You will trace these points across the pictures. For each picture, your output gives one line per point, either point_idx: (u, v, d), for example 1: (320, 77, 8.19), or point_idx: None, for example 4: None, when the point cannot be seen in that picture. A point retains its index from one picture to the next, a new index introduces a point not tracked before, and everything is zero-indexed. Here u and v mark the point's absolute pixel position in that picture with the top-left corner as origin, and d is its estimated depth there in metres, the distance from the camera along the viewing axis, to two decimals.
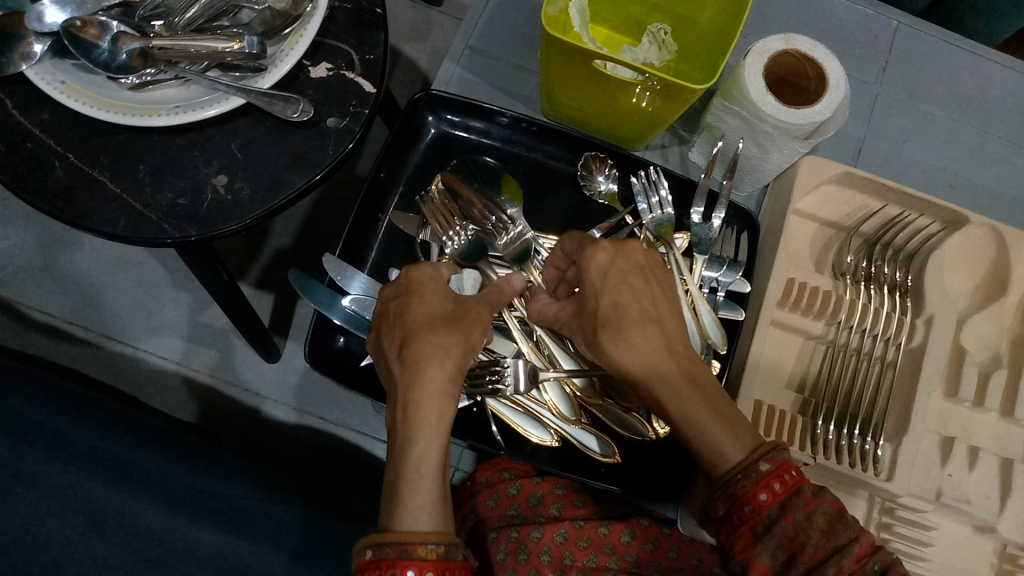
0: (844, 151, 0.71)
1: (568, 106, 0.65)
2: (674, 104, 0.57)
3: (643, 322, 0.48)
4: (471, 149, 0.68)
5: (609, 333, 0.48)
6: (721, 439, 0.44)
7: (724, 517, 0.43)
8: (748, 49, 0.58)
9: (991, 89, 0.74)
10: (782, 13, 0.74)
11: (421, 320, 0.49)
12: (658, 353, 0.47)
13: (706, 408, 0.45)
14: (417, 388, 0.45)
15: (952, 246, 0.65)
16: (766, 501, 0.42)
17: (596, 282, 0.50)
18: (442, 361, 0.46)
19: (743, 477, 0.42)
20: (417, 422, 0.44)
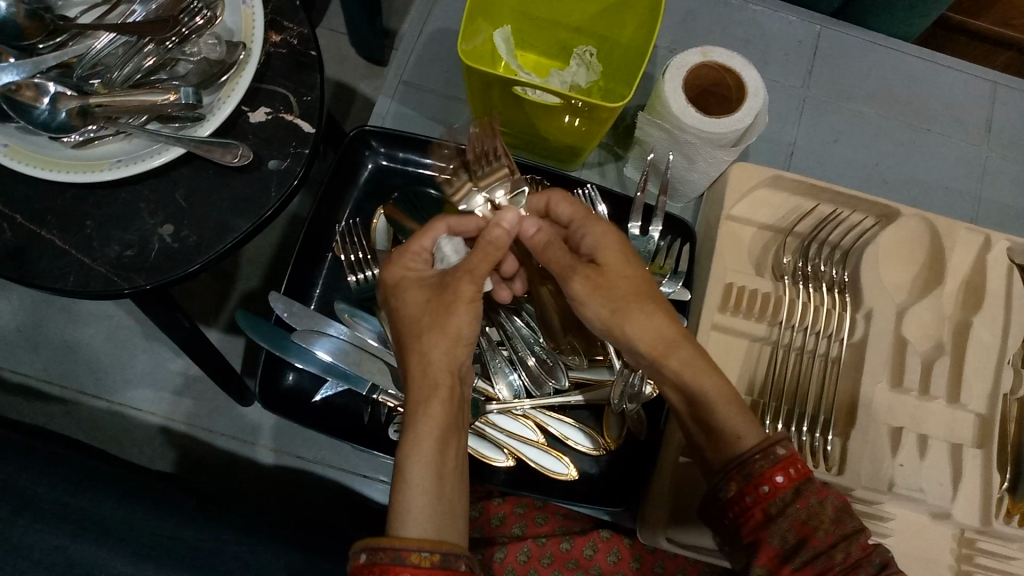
0: (776, 156, 0.73)
1: (503, 130, 0.67)
2: (598, 124, 0.59)
3: (648, 305, 0.51)
4: (412, 180, 0.69)
5: (620, 314, 0.51)
6: (745, 426, 0.48)
7: (735, 501, 0.48)
8: (666, 65, 0.60)
9: (917, 83, 0.76)
10: (707, 26, 0.77)
11: (411, 322, 0.50)
12: (665, 335, 0.50)
13: (719, 389, 0.49)
14: (414, 394, 0.47)
15: (886, 238, 0.67)
16: (782, 484, 0.46)
17: (614, 266, 0.52)
18: (427, 371, 0.47)
19: (761, 458, 0.46)
20: (410, 428, 0.45)
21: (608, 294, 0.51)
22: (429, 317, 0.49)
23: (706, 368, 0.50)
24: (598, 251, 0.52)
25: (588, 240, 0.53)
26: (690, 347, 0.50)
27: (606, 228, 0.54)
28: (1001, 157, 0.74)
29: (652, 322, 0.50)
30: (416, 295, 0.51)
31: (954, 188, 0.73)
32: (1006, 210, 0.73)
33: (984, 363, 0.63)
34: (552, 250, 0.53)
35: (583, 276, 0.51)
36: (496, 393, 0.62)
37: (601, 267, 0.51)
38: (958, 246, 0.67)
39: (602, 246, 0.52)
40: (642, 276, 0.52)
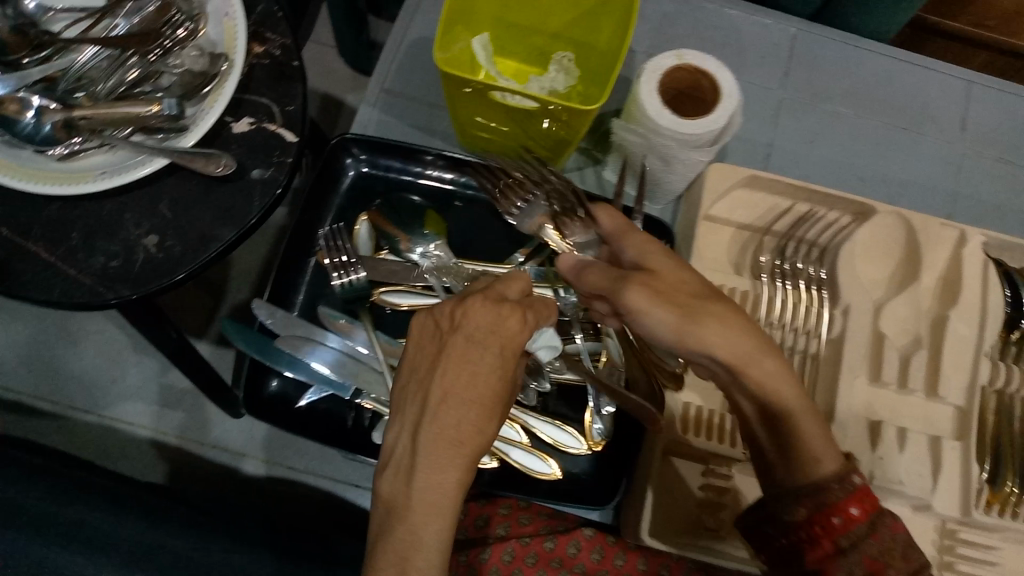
0: (753, 157, 0.74)
1: (483, 136, 0.67)
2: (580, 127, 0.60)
3: (714, 307, 0.48)
4: (392, 187, 0.69)
5: (687, 320, 0.47)
6: (825, 452, 0.50)
7: (803, 525, 0.50)
8: (642, 69, 0.61)
9: (892, 83, 0.77)
10: (682, 31, 0.78)
11: (457, 391, 0.44)
12: (740, 336, 0.47)
13: (809, 413, 0.50)
14: (434, 484, 0.42)
15: (864, 237, 0.67)
16: (857, 516, 0.49)
17: (669, 272, 0.49)
18: (472, 456, 0.43)
19: (838, 488, 0.49)
20: (421, 526, 0.41)
21: (671, 300, 0.47)
22: (491, 401, 0.45)
23: (789, 381, 0.49)
24: (643, 261, 0.50)
25: (630, 251, 0.51)
26: (771, 358, 0.49)
27: (644, 240, 0.51)
28: (976, 155, 0.75)
29: (727, 329, 0.47)
30: (488, 369, 0.45)
31: (930, 185, 0.74)
32: (981, 207, 0.74)
33: (961, 355, 0.64)
34: (592, 272, 0.50)
35: (637, 280, 0.47)
36: None
37: (657, 274, 0.48)
38: (933, 242, 0.67)
39: (649, 255, 0.50)
40: (691, 279, 0.49)
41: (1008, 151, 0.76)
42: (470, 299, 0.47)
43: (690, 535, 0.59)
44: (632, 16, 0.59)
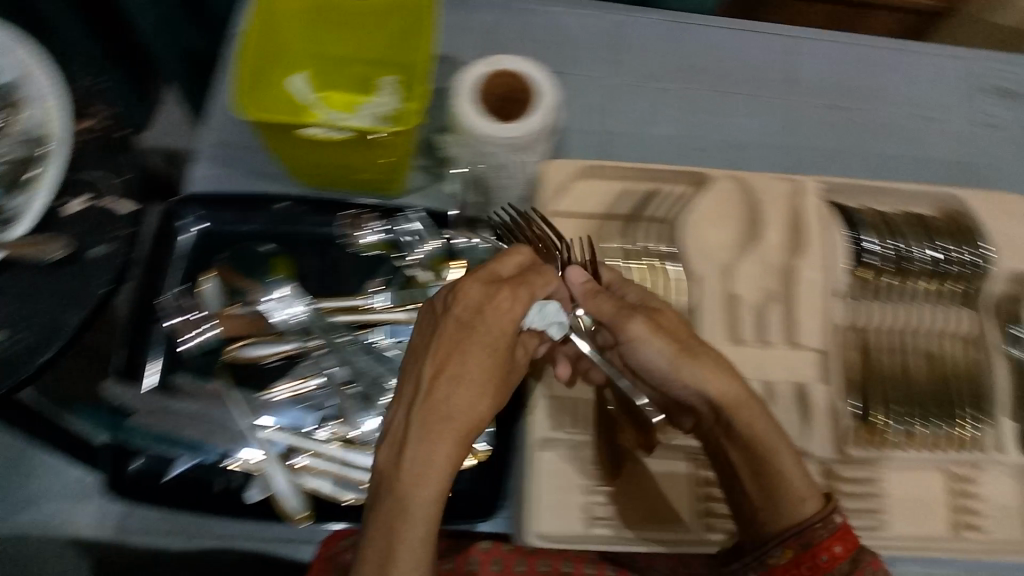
0: (591, 148, 0.72)
1: (315, 171, 0.65)
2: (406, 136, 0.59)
3: (707, 350, 0.57)
4: (239, 237, 0.68)
5: (687, 356, 0.57)
6: (807, 490, 0.54)
7: (789, 566, 0.53)
8: (457, 84, 0.62)
9: (720, 50, 0.76)
10: (510, 33, 0.73)
11: (455, 372, 0.51)
12: (731, 378, 0.56)
13: (787, 452, 0.55)
14: (429, 455, 0.48)
15: (707, 203, 0.69)
16: (840, 554, 0.52)
17: (668, 315, 0.59)
18: (463, 429, 0.50)
19: (822, 526, 0.52)
20: (415, 489, 0.47)
21: (671, 336, 0.57)
22: (485, 379, 0.51)
23: (766, 421, 0.56)
24: (644, 304, 0.60)
25: (630, 295, 0.61)
26: (756, 404, 0.56)
27: (644, 292, 0.62)
28: (811, 109, 0.75)
29: (718, 371, 0.56)
30: (481, 352, 0.52)
31: (768, 143, 0.73)
32: (818, 153, 0.74)
33: (814, 300, 0.66)
34: (598, 299, 0.60)
35: (645, 318, 0.58)
36: (354, 437, 0.64)
37: (659, 313, 0.59)
38: (771, 196, 0.69)
39: (648, 300, 0.60)
40: (688, 326, 0.59)
41: (838, 97, 0.75)
42: (468, 280, 0.53)
43: (581, 526, 0.61)
44: (429, 14, 0.59)
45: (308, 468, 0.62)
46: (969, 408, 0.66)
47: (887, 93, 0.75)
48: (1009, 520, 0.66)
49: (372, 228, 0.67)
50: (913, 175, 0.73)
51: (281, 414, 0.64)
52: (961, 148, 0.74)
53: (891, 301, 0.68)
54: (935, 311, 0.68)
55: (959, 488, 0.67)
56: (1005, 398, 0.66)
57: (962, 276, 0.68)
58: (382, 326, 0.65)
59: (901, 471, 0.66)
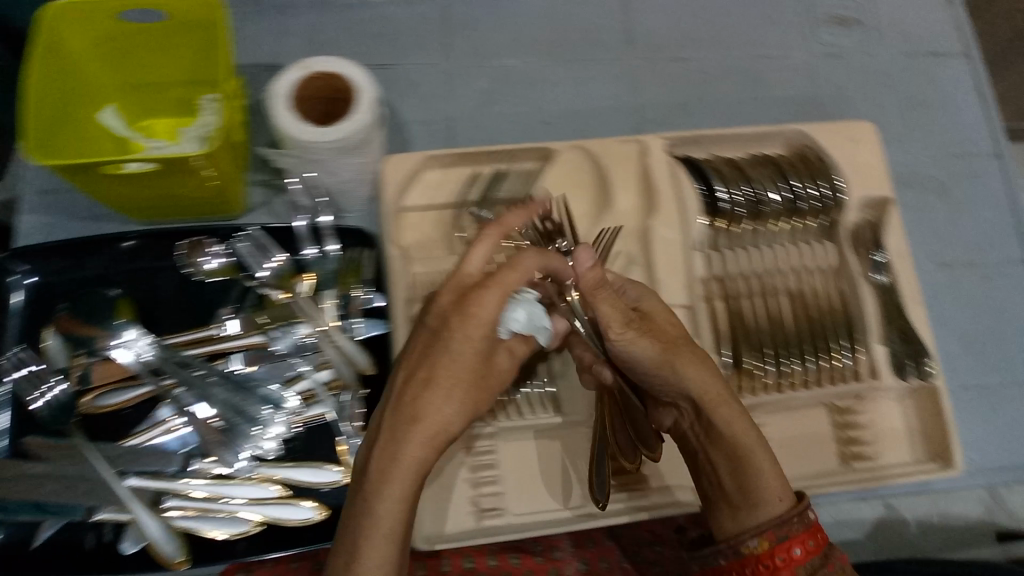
0: (435, 138, 0.70)
1: (144, 206, 0.63)
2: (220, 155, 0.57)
3: (693, 350, 0.57)
4: (77, 284, 0.66)
5: (677, 355, 0.55)
6: (782, 485, 0.53)
7: (759, 558, 0.51)
8: (269, 93, 0.60)
9: (554, 15, 0.74)
10: (332, 34, 0.71)
11: (434, 373, 0.49)
12: (708, 375, 0.56)
13: (768, 454, 0.54)
14: (401, 452, 0.46)
15: (554, 179, 0.69)
16: (812, 549, 0.51)
17: (660, 316, 0.58)
18: (436, 431, 0.47)
19: (798, 521, 0.51)
20: (382, 488, 0.45)
21: (660, 339, 0.56)
22: (462, 384, 0.49)
23: (739, 416, 0.55)
24: (638, 305, 0.59)
25: (632, 294, 0.60)
26: (729, 403, 0.55)
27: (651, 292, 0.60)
28: (651, 64, 0.73)
29: (699, 367, 0.55)
30: (464, 351, 0.49)
31: (612, 106, 0.72)
32: (663, 109, 0.73)
33: (673, 256, 0.66)
34: (600, 292, 0.55)
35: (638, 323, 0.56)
36: (229, 470, 0.63)
37: (650, 318, 0.58)
38: (620, 159, 0.68)
39: (642, 300, 0.59)
40: (679, 328, 0.58)
41: (677, 48, 0.74)
42: (450, 275, 0.51)
43: (471, 520, 0.61)
44: (220, 22, 0.56)
45: (182, 509, 0.62)
46: (843, 338, 0.65)
47: (726, 37, 0.74)
48: (896, 444, 0.66)
49: (212, 254, 0.66)
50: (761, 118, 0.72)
51: (142, 463, 0.62)
52: (809, 82, 0.73)
53: (746, 246, 0.68)
54: (794, 251, 0.68)
55: (841, 420, 0.66)
56: (874, 324, 0.66)
57: (816, 210, 0.68)
58: (236, 354, 0.65)
59: (785, 412, 0.66)
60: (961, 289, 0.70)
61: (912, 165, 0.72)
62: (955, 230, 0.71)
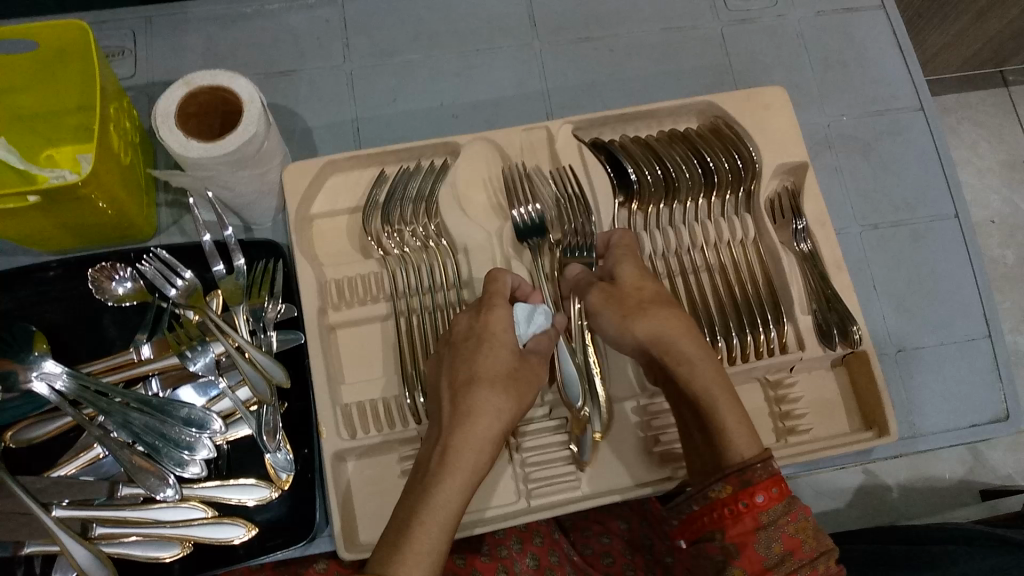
0: (343, 140, 0.72)
1: (50, 237, 0.66)
2: (106, 178, 0.60)
3: (666, 308, 0.55)
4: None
5: (641, 312, 0.55)
6: (748, 436, 0.51)
7: (725, 502, 0.49)
8: (153, 116, 0.59)
9: (452, 10, 0.77)
10: (230, 45, 0.74)
11: (487, 374, 0.53)
12: (679, 328, 0.55)
13: (735, 407, 0.52)
14: (460, 438, 0.51)
15: (459, 171, 0.67)
16: (774, 496, 0.49)
17: (630, 280, 0.57)
18: (496, 429, 0.52)
19: (762, 467, 0.49)
20: (447, 470, 0.50)
21: (622, 302, 0.56)
22: (509, 384, 0.54)
23: (710, 364, 0.54)
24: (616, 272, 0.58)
25: (611, 262, 0.59)
26: (706, 359, 0.54)
27: (632, 259, 0.58)
28: (553, 47, 0.76)
29: (668, 325, 0.54)
30: (505, 353, 0.55)
31: (520, 93, 0.75)
32: (571, 91, 0.75)
33: None
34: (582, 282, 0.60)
35: (601, 289, 0.57)
36: (156, 497, 0.61)
37: (619, 285, 0.57)
38: (527, 148, 0.69)
39: (620, 267, 0.58)
40: (656, 288, 0.57)
41: (582, 29, 0.77)
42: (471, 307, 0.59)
43: None
44: (92, 46, 0.61)
45: (111, 537, 0.61)
46: (768, 311, 0.63)
47: (628, 17, 0.78)
48: (831, 414, 0.64)
49: (122, 278, 0.67)
50: (670, 91, 0.75)
51: (65, 494, 0.61)
52: (712, 51, 0.77)
53: (661, 225, 0.65)
54: (711, 226, 0.65)
55: (774, 395, 0.64)
56: (797, 294, 0.64)
57: (731, 181, 0.66)
58: (152, 377, 0.65)
59: None
60: (891, 246, 0.72)
61: (834, 126, 0.76)
62: (879, 186, 0.74)
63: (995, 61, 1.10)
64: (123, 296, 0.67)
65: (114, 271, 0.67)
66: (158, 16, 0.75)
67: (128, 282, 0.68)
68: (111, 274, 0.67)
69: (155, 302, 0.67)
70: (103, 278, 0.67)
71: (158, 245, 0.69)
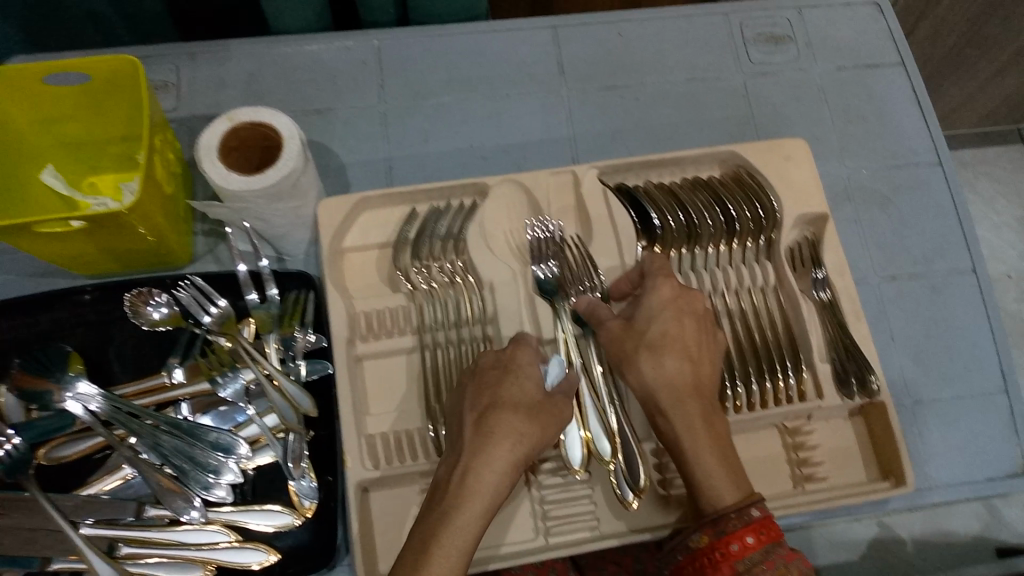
0: (375, 177, 0.75)
1: (93, 262, 0.68)
2: (148, 206, 0.62)
3: (681, 353, 0.56)
4: (32, 337, 0.69)
5: (647, 351, 0.57)
6: (732, 482, 0.52)
7: (705, 552, 0.51)
8: (195, 148, 0.61)
9: (484, 55, 0.80)
10: (271, 82, 0.77)
11: (508, 402, 0.55)
12: (681, 371, 0.56)
13: (718, 459, 0.53)
14: (482, 459, 0.52)
15: (490, 210, 0.69)
16: (751, 544, 0.49)
17: (648, 319, 0.58)
18: (522, 458, 0.53)
19: (736, 517, 0.50)
20: (466, 490, 0.51)
21: (624, 344, 0.58)
22: (531, 412, 0.55)
23: (699, 414, 0.55)
24: (643, 310, 0.59)
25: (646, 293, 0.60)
26: (694, 407, 0.55)
27: (665, 292, 0.59)
28: (582, 93, 0.79)
29: (668, 368, 0.56)
30: (528, 381, 0.57)
31: (548, 137, 0.77)
32: (597, 137, 0.78)
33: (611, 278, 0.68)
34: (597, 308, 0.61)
35: (612, 327, 0.59)
36: (181, 518, 0.62)
37: (635, 325, 0.58)
38: (554, 190, 0.71)
39: (644, 304, 0.59)
40: (678, 325, 0.58)
41: (610, 77, 0.80)
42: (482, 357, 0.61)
43: None
44: (141, 79, 0.63)
45: (136, 558, 0.62)
46: (787, 358, 0.64)
47: (654, 67, 0.80)
48: (848, 463, 0.65)
49: (158, 303, 0.70)
50: (694, 139, 0.78)
51: (94, 513, 0.62)
52: (735, 103, 0.79)
53: (686, 269, 0.67)
54: (733, 273, 0.67)
55: (791, 442, 0.65)
56: (816, 341, 0.65)
57: (752, 229, 0.68)
58: (182, 402, 0.67)
59: (742, 435, 0.65)
60: (908, 298, 0.73)
61: (853, 179, 0.77)
62: (897, 238, 0.75)
63: (1012, 118, 1.12)
64: (158, 321, 0.70)
65: (152, 297, 0.70)
66: (201, 52, 0.78)
67: (163, 306, 0.70)
68: (147, 299, 0.70)
69: (189, 327, 0.69)
70: (140, 304, 0.70)
71: (193, 273, 0.72)
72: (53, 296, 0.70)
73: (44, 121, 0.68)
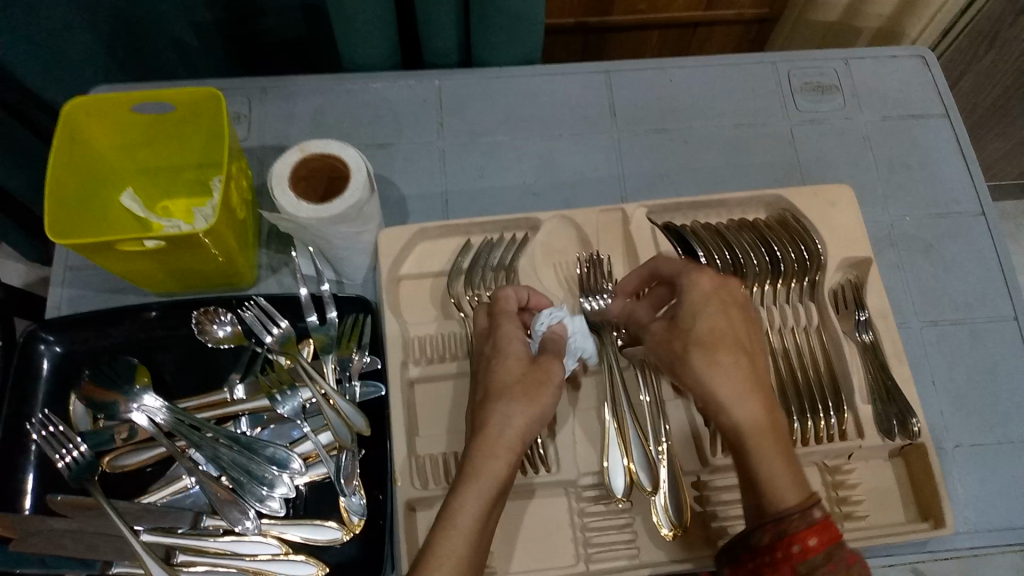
0: (432, 209, 0.78)
1: (164, 280, 0.72)
2: (222, 228, 0.66)
3: (733, 351, 0.57)
4: (102, 350, 0.73)
5: (699, 352, 0.57)
6: (792, 480, 0.51)
7: (766, 550, 0.50)
8: (270, 177, 0.65)
9: (539, 97, 0.83)
10: (336, 116, 0.82)
11: (498, 387, 0.59)
12: (734, 367, 0.56)
13: (776, 454, 0.52)
14: (479, 448, 0.56)
15: (540, 245, 0.73)
16: (813, 547, 0.48)
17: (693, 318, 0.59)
18: (517, 442, 0.56)
19: (799, 517, 0.49)
20: (467, 473, 0.54)
21: (671, 342, 0.59)
22: (519, 391, 0.59)
23: (754, 406, 0.54)
24: (686, 305, 0.60)
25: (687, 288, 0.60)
26: (751, 399, 0.55)
27: (706, 286, 0.60)
28: (632, 135, 0.82)
29: (717, 365, 0.56)
30: (520, 364, 0.61)
31: (598, 176, 0.80)
32: (645, 178, 0.80)
33: None
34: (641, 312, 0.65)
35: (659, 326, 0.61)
36: (237, 529, 0.65)
37: (680, 323, 0.60)
38: (603, 227, 0.73)
39: (687, 297, 0.60)
40: (725, 320, 0.58)
41: (660, 121, 0.83)
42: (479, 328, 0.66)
43: None
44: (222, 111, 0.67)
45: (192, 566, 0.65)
46: (829, 396, 0.66)
47: (702, 112, 0.83)
48: (888, 503, 0.65)
49: (223, 322, 0.73)
50: (740, 183, 0.80)
51: (154, 521, 0.65)
52: (781, 149, 0.82)
53: None
54: (778, 311, 0.69)
55: (831, 480, 0.65)
56: (858, 383, 0.67)
57: (797, 270, 0.70)
58: (241, 416, 0.70)
59: None
60: (950, 344, 0.74)
61: (897, 226, 0.79)
62: (940, 284, 0.77)
63: None
64: (222, 339, 0.73)
65: (217, 315, 0.73)
66: (273, 88, 0.83)
67: (228, 325, 0.73)
68: (213, 317, 0.73)
69: (251, 345, 0.73)
70: (206, 321, 0.73)
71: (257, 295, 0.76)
72: (121, 309, 0.73)
73: (127, 146, 0.73)
